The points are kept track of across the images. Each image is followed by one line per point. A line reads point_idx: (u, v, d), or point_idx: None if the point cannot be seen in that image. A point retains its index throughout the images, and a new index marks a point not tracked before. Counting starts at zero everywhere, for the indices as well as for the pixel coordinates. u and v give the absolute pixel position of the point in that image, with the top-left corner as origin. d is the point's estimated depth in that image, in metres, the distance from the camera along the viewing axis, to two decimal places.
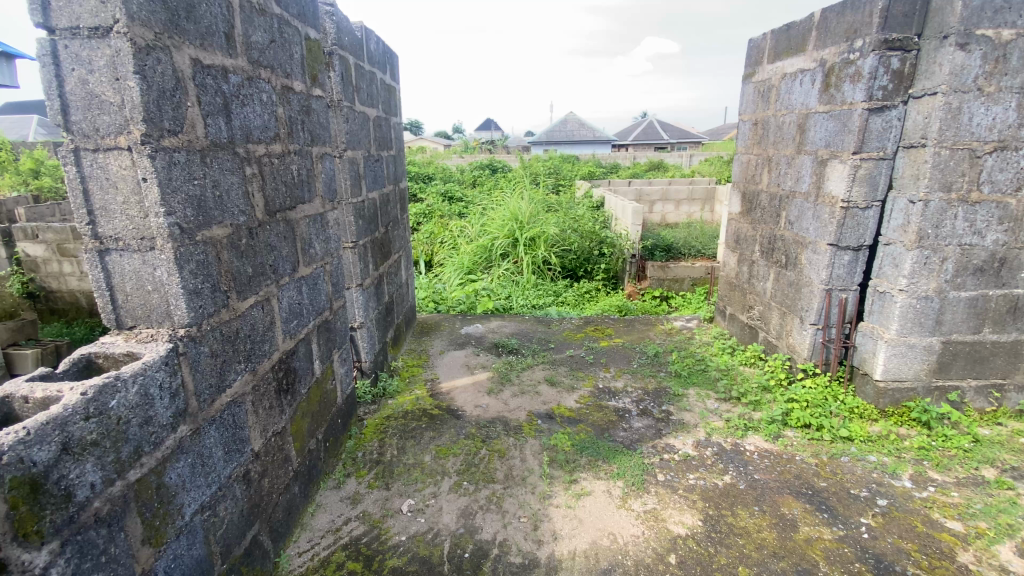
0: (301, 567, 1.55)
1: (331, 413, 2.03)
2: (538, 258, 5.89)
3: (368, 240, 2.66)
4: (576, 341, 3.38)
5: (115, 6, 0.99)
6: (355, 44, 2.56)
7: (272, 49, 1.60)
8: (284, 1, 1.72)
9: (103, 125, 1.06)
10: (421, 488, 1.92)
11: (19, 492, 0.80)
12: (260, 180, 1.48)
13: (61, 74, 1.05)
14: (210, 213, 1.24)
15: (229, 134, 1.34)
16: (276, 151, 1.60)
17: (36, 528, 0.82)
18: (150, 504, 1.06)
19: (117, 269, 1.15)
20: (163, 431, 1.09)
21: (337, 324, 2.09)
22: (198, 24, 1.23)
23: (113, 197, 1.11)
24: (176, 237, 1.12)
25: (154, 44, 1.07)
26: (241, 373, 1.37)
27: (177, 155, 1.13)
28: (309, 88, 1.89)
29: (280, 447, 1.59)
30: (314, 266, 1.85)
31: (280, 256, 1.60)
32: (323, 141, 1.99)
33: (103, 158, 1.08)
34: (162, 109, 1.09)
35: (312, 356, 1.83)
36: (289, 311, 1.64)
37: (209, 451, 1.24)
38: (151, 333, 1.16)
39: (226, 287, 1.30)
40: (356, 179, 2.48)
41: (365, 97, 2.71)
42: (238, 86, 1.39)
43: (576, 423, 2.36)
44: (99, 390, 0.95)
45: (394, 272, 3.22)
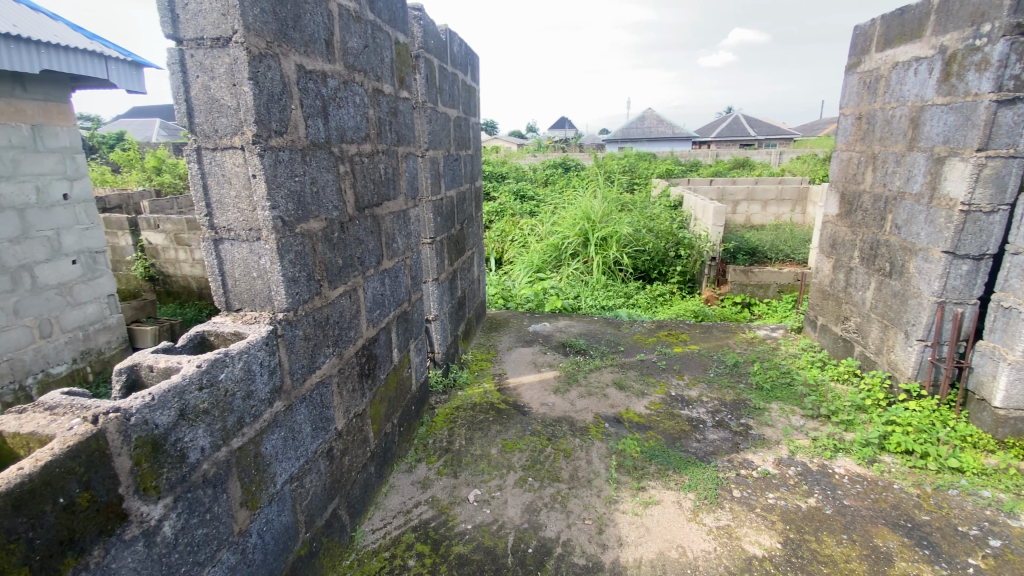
0: (374, 544, 1.64)
1: (406, 400, 2.13)
2: (610, 258, 5.79)
3: (444, 236, 2.75)
4: (648, 345, 3.28)
5: (235, 18, 1.10)
6: (439, 46, 2.65)
7: (365, 54, 1.70)
8: (378, 8, 1.82)
9: (221, 127, 1.18)
10: (487, 479, 1.96)
11: (142, 451, 0.90)
12: (352, 178, 1.58)
13: (187, 80, 1.17)
14: (308, 208, 1.34)
15: (326, 134, 1.44)
16: (366, 150, 1.69)
17: (154, 483, 0.92)
18: (249, 471, 1.16)
19: (228, 256, 1.27)
20: (261, 404, 1.20)
21: (415, 315, 2.19)
22: (302, 33, 1.33)
23: (227, 191, 1.23)
24: (278, 229, 1.22)
25: (265, 52, 1.17)
26: (329, 356, 1.47)
27: (282, 154, 1.24)
28: (397, 90, 1.98)
29: (360, 428, 1.69)
30: (396, 260, 1.95)
31: (367, 249, 1.69)
32: (408, 141, 2.08)
33: (220, 156, 1.20)
34: (271, 112, 1.20)
35: (390, 344, 1.93)
36: (372, 302, 1.74)
37: (299, 426, 1.34)
38: (255, 315, 1.28)
39: (319, 277, 1.40)
40: (436, 177, 2.57)
41: (447, 98, 2.80)
42: (335, 89, 1.49)
43: (646, 429, 2.30)
44: (211, 363, 1.05)
45: (467, 268, 3.31)
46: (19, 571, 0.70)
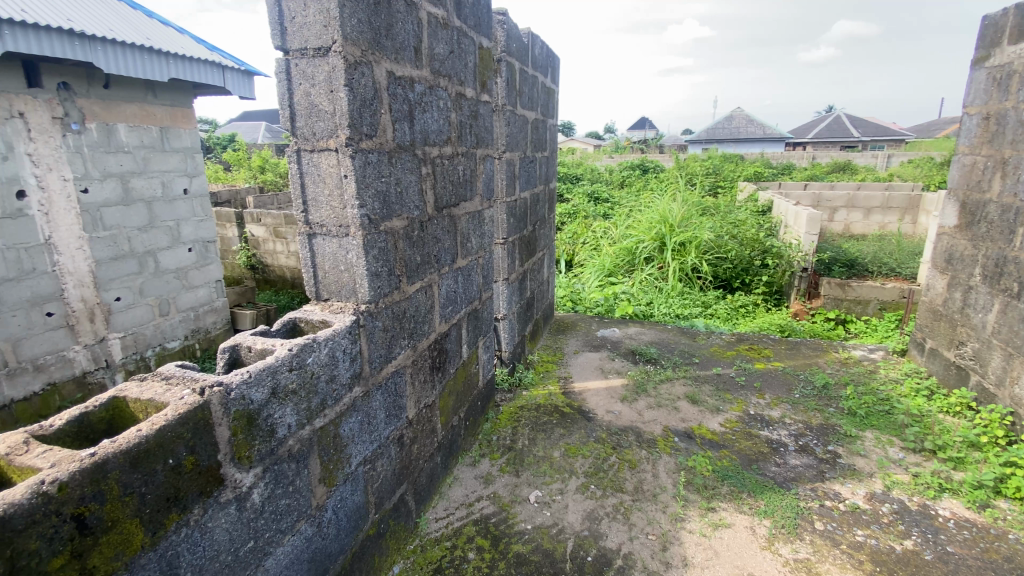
0: (437, 532, 1.70)
1: (473, 395, 2.18)
2: (687, 265, 5.56)
3: (517, 238, 2.79)
4: (726, 359, 3.11)
5: (335, 29, 1.18)
6: (521, 50, 2.69)
7: (450, 59, 1.77)
8: (464, 14, 1.88)
9: (319, 130, 1.27)
10: (549, 481, 1.96)
11: (239, 423, 0.99)
12: (433, 179, 1.65)
13: (291, 88, 1.28)
14: (392, 207, 1.42)
15: (411, 137, 1.51)
16: (447, 152, 1.76)
17: (247, 453, 1.01)
18: (328, 450, 1.25)
19: (319, 250, 1.38)
20: (342, 389, 1.29)
21: (485, 313, 2.23)
22: (394, 41, 1.41)
23: (321, 190, 1.32)
24: (364, 225, 1.31)
25: (360, 60, 1.25)
26: (404, 348, 1.55)
27: (371, 156, 1.32)
28: (478, 94, 2.04)
29: (429, 419, 1.76)
30: (470, 259, 2.00)
31: (443, 247, 1.76)
32: (486, 143, 2.13)
33: (317, 157, 1.30)
34: (363, 116, 1.28)
35: (461, 340, 1.99)
36: (446, 298, 1.80)
37: (374, 412, 1.42)
38: (341, 305, 1.37)
39: (399, 273, 1.47)
40: (511, 179, 2.61)
41: (526, 100, 2.83)
42: (421, 94, 1.56)
43: (719, 448, 2.18)
44: (300, 347, 1.14)
45: (538, 269, 3.33)
46: (132, 521, 0.79)
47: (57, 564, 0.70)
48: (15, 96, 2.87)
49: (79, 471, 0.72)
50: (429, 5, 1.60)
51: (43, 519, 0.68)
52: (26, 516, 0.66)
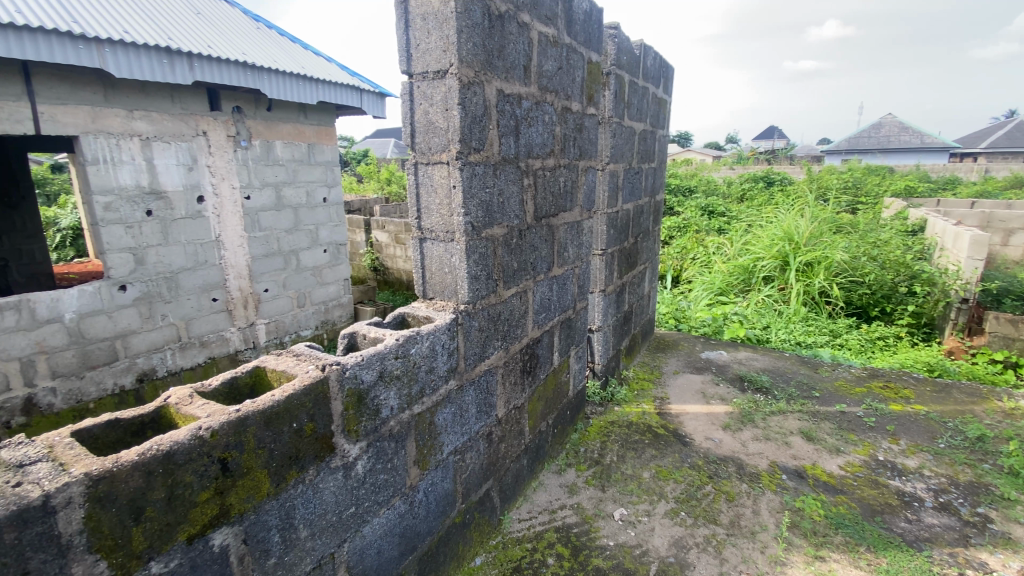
0: (519, 532, 1.74)
1: (562, 404, 2.22)
2: (813, 287, 5.05)
3: (617, 250, 2.77)
4: (852, 396, 2.77)
5: (452, 53, 1.30)
6: (632, 62, 2.69)
7: (559, 76, 1.84)
8: (575, 31, 1.94)
9: (434, 145, 1.40)
10: (635, 501, 1.91)
11: (351, 399, 1.13)
12: (534, 190, 1.72)
13: (413, 107, 1.43)
14: (494, 216, 1.51)
15: (516, 150, 1.60)
16: (549, 164, 1.83)
17: (355, 428, 1.14)
18: (424, 435, 1.36)
19: (428, 253, 1.51)
20: (440, 380, 1.39)
21: (578, 323, 2.26)
22: (505, 60, 1.51)
23: (433, 199, 1.45)
24: (468, 232, 1.41)
25: (474, 80, 1.37)
26: (498, 349, 1.63)
27: (477, 168, 1.42)
28: (585, 108, 2.08)
29: (518, 421, 1.83)
30: (566, 268, 2.05)
31: (540, 256, 1.82)
32: (590, 155, 2.17)
33: (431, 169, 1.43)
34: (473, 131, 1.39)
35: (553, 347, 2.03)
36: (540, 305, 1.86)
37: (467, 406, 1.52)
38: (444, 304, 1.49)
39: (496, 277, 1.56)
40: (615, 190, 2.61)
41: (635, 112, 2.82)
42: (528, 110, 1.65)
43: (836, 493, 1.96)
44: (406, 338, 1.27)
45: (638, 283, 3.27)
46: (262, 471, 0.95)
47: (205, 497, 0.85)
48: (201, 118, 3.52)
49: (227, 422, 0.88)
50: (541, 25, 1.69)
51: (197, 458, 0.83)
52: (186, 453, 0.82)
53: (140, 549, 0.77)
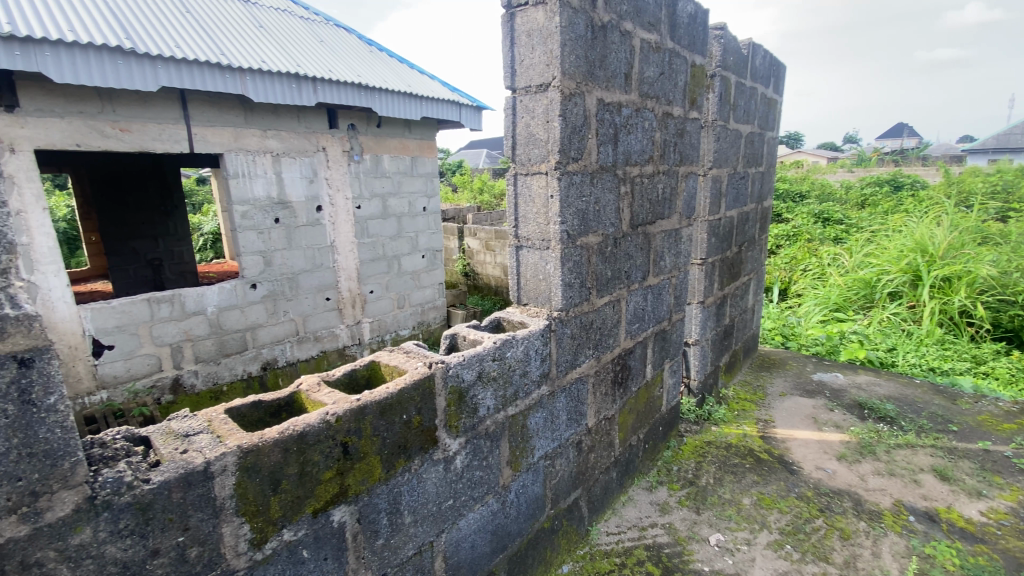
0: (607, 545, 1.71)
1: (653, 419, 2.15)
2: (952, 306, 4.40)
3: (718, 259, 2.63)
4: (1002, 433, 2.37)
5: (556, 67, 1.34)
6: (739, 63, 2.56)
7: (660, 81, 1.81)
8: (678, 35, 1.89)
9: (534, 156, 1.44)
10: (733, 527, 1.80)
11: (452, 397, 1.19)
12: (631, 197, 1.70)
13: (515, 120, 1.48)
14: (590, 224, 1.52)
15: (614, 158, 1.60)
16: (648, 171, 1.79)
17: (456, 424, 1.21)
18: (517, 437, 1.39)
19: (524, 260, 1.54)
20: (533, 384, 1.42)
21: (673, 336, 2.19)
22: (606, 70, 1.52)
23: (530, 209, 1.49)
24: (564, 240, 1.43)
25: (575, 91, 1.39)
26: (589, 357, 1.62)
27: (575, 177, 1.44)
28: (687, 112, 2.02)
29: (608, 432, 1.81)
30: (662, 278, 1.99)
31: (635, 265, 1.79)
32: (691, 161, 2.09)
33: (529, 179, 1.47)
34: (572, 141, 1.41)
35: (646, 359, 1.98)
36: (633, 315, 1.82)
37: (558, 412, 1.53)
38: (538, 310, 1.52)
39: (590, 285, 1.56)
40: (717, 197, 2.49)
41: (742, 114, 2.67)
42: (627, 117, 1.64)
43: (976, 543, 1.70)
44: (502, 341, 1.31)
45: (741, 296, 3.08)
46: (375, 457, 1.03)
47: (328, 475, 0.95)
48: (321, 136, 3.91)
49: (349, 409, 0.98)
50: (643, 32, 1.67)
51: (323, 440, 0.93)
52: (316, 435, 0.92)
53: (276, 517, 0.88)
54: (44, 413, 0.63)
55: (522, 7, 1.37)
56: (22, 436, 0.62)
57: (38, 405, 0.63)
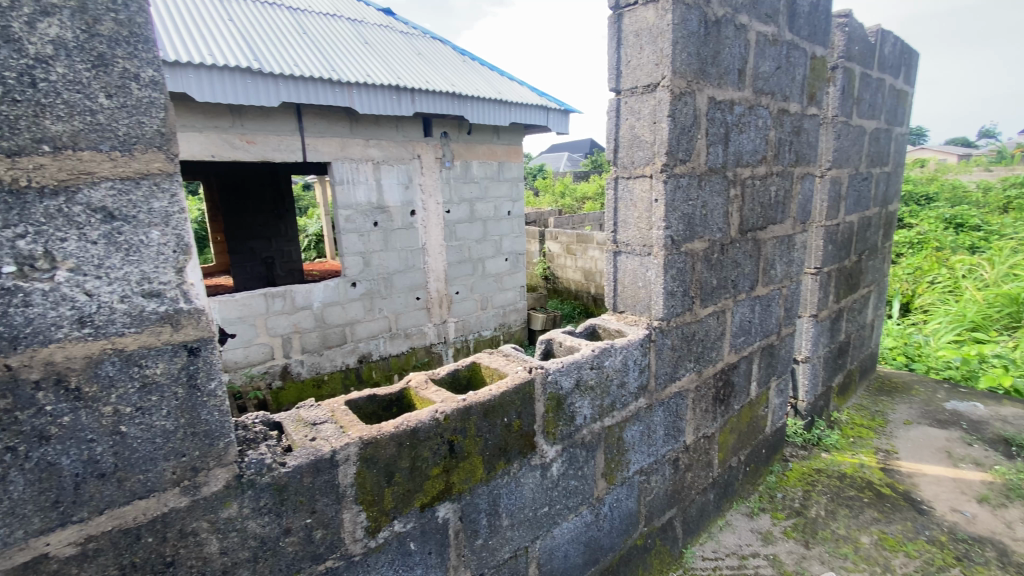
0: (703, 571, 1.61)
1: (756, 440, 2.00)
2: None
3: (834, 269, 2.39)
4: None
5: (666, 66, 1.28)
6: (866, 52, 2.31)
7: (776, 76, 1.68)
8: (798, 26, 1.74)
9: (638, 159, 1.39)
10: (849, 567, 1.61)
11: (550, 403, 1.18)
12: (741, 201, 1.59)
13: (618, 123, 1.43)
14: (696, 229, 1.44)
15: (724, 159, 1.50)
16: (760, 173, 1.67)
17: (553, 430, 1.19)
18: (612, 449, 1.35)
19: (622, 266, 1.49)
20: (630, 396, 1.37)
21: (782, 351, 2.02)
22: (719, 66, 1.43)
23: (631, 213, 1.43)
24: (668, 246, 1.36)
25: (685, 90, 1.33)
26: (689, 371, 1.54)
27: (682, 180, 1.37)
28: (804, 108, 1.86)
29: (707, 451, 1.70)
30: (772, 288, 1.84)
31: (743, 273, 1.67)
32: (808, 161, 1.92)
33: (632, 183, 1.42)
34: (680, 143, 1.34)
35: (750, 375, 1.84)
36: (739, 327, 1.70)
37: (655, 427, 1.46)
38: (636, 319, 1.46)
39: (693, 294, 1.48)
40: (835, 200, 2.26)
41: (867, 109, 2.41)
42: (739, 116, 1.54)
43: None
44: (601, 350, 1.28)
45: (859, 310, 2.77)
46: (478, 457, 1.05)
47: (435, 472, 0.98)
48: (417, 143, 4.11)
49: (455, 409, 1.00)
50: (760, 24, 1.56)
51: (432, 437, 0.96)
52: (426, 431, 0.95)
53: (388, 508, 0.92)
54: (206, 397, 0.71)
55: (631, 6, 1.33)
56: (188, 416, 0.70)
57: (202, 389, 0.71)
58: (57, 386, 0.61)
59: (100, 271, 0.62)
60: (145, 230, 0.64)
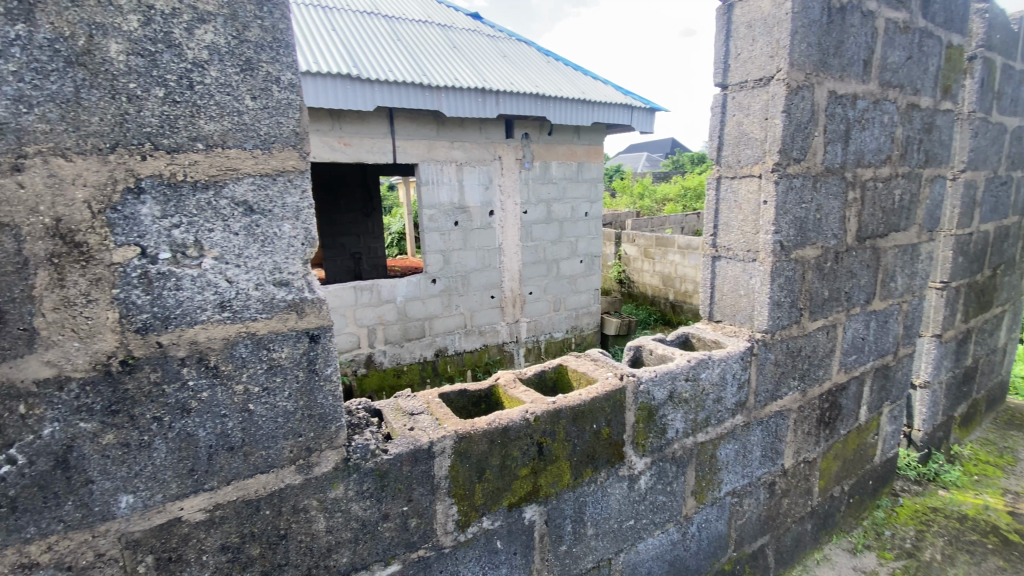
0: None
1: (863, 470, 1.81)
2: None
3: (964, 284, 2.10)
4: None
5: (783, 57, 1.19)
6: (1013, 38, 2.01)
7: (906, 67, 1.50)
8: (933, 11, 1.55)
9: (745, 157, 1.29)
10: None
11: (642, 413, 1.13)
12: (860, 205, 1.44)
13: (724, 119, 1.34)
14: (808, 234, 1.32)
15: (843, 159, 1.37)
16: (883, 174, 1.50)
17: (643, 442, 1.14)
18: (704, 466, 1.27)
19: (722, 272, 1.40)
20: (727, 412, 1.29)
21: (898, 374, 1.81)
22: (842, 57, 1.30)
23: (734, 216, 1.34)
24: (776, 252, 1.26)
25: (803, 84, 1.22)
26: (793, 389, 1.42)
27: (795, 180, 1.26)
28: (938, 103, 1.65)
29: (806, 477, 1.56)
30: (891, 302, 1.66)
31: (858, 285, 1.51)
32: (939, 161, 1.70)
33: (737, 184, 1.32)
34: (795, 140, 1.23)
35: (861, 399, 1.67)
36: (850, 344, 1.54)
37: (751, 446, 1.36)
38: (735, 329, 1.37)
39: (802, 306, 1.36)
40: (969, 206, 1.99)
41: (1011, 103, 2.10)
42: (863, 111, 1.39)
43: None
44: (697, 361, 1.21)
45: (991, 332, 2.42)
46: (565, 462, 1.03)
47: (524, 473, 0.97)
48: (499, 145, 4.16)
49: (547, 411, 0.99)
50: (890, 10, 1.40)
51: (523, 438, 0.96)
52: (517, 431, 0.95)
53: (478, 504, 0.93)
54: (322, 381, 0.75)
55: None
56: (306, 399, 0.74)
57: (319, 374, 0.75)
58: (199, 363, 0.67)
59: (239, 260, 0.67)
60: (279, 223, 0.69)
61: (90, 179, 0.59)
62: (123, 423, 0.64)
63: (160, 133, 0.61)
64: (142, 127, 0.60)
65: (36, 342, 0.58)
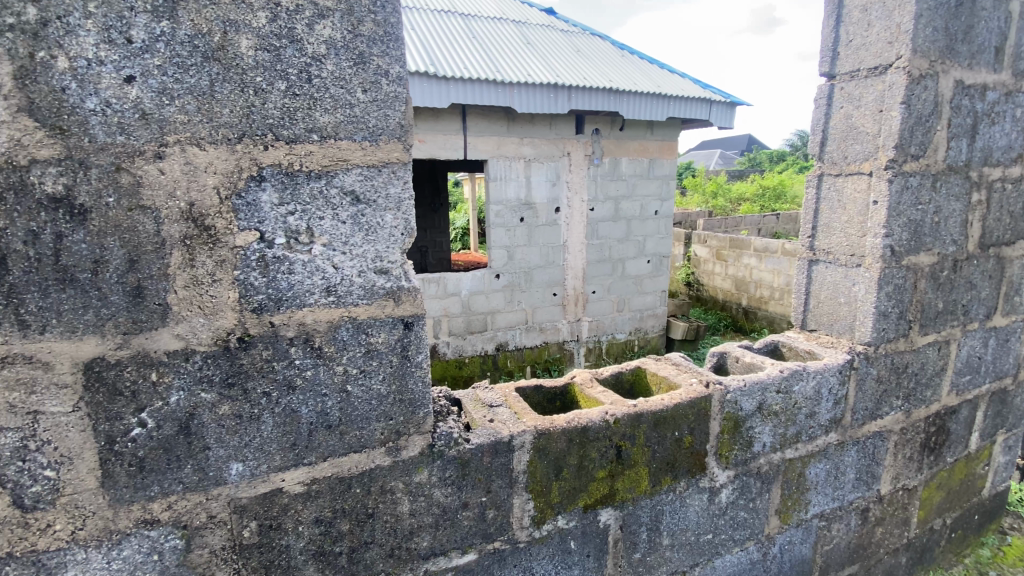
0: None
1: (969, 503, 1.62)
2: None
3: None
4: None
5: (903, 44, 1.08)
6: None
7: None
8: None
9: (853, 153, 1.19)
10: None
11: (727, 424, 1.07)
12: (985, 208, 1.29)
13: (829, 112, 1.24)
14: (923, 239, 1.19)
15: (968, 156, 1.23)
16: (1013, 175, 1.33)
17: (726, 454, 1.09)
18: (791, 485, 1.19)
19: (819, 278, 1.30)
20: (819, 428, 1.20)
21: (1016, 400, 1.61)
22: (971, 43, 1.16)
23: (837, 216, 1.24)
24: (885, 258, 1.16)
25: (926, 72, 1.10)
26: (895, 410, 1.29)
27: (912, 179, 1.15)
28: None
29: (904, 506, 1.42)
30: (1014, 319, 1.47)
31: (978, 299, 1.35)
32: None
33: (842, 182, 1.22)
34: (914, 134, 1.12)
35: (972, 425, 1.50)
36: (964, 364, 1.39)
37: (845, 467, 1.26)
38: (831, 341, 1.27)
39: (912, 318, 1.23)
40: None
41: None
42: (993, 104, 1.24)
43: None
44: (791, 372, 1.13)
45: None
46: (643, 468, 1.00)
47: (601, 475, 0.95)
48: (569, 141, 4.12)
49: (627, 414, 0.96)
50: None
51: (602, 439, 0.93)
52: (596, 431, 0.93)
53: (554, 501, 0.92)
54: (414, 367, 0.77)
55: None
56: (399, 384, 0.76)
57: (412, 360, 0.77)
58: (305, 344, 0.70)
59: (345, 248, 0.70)
60: (382, 213, 0.71)
61: (219, 167, 0.63)
62: (237, 396, 0.69)
63: (281, 124, 0.65)
64: (266, 119, 0.64)
65: (168, 316, 0.64)
